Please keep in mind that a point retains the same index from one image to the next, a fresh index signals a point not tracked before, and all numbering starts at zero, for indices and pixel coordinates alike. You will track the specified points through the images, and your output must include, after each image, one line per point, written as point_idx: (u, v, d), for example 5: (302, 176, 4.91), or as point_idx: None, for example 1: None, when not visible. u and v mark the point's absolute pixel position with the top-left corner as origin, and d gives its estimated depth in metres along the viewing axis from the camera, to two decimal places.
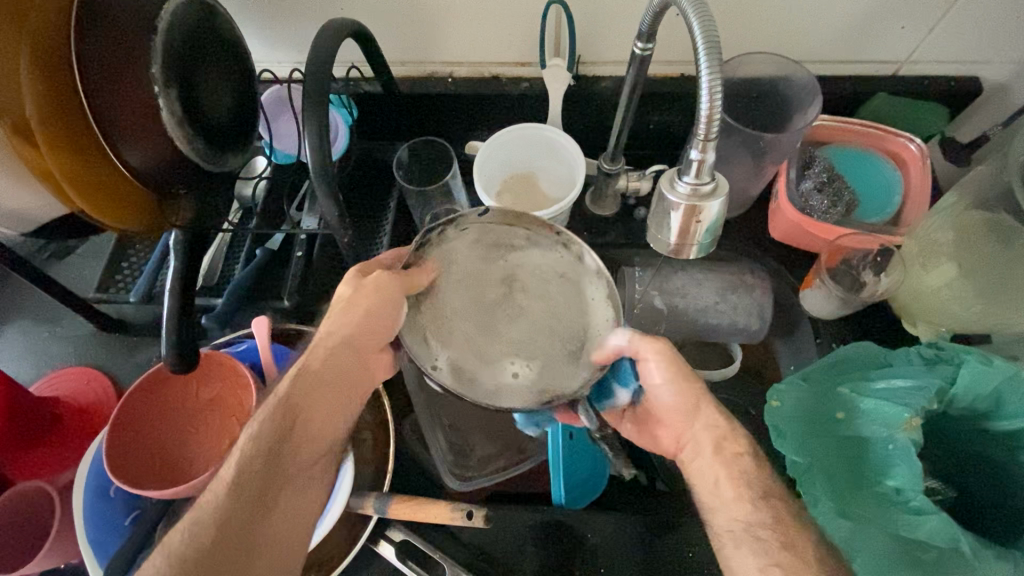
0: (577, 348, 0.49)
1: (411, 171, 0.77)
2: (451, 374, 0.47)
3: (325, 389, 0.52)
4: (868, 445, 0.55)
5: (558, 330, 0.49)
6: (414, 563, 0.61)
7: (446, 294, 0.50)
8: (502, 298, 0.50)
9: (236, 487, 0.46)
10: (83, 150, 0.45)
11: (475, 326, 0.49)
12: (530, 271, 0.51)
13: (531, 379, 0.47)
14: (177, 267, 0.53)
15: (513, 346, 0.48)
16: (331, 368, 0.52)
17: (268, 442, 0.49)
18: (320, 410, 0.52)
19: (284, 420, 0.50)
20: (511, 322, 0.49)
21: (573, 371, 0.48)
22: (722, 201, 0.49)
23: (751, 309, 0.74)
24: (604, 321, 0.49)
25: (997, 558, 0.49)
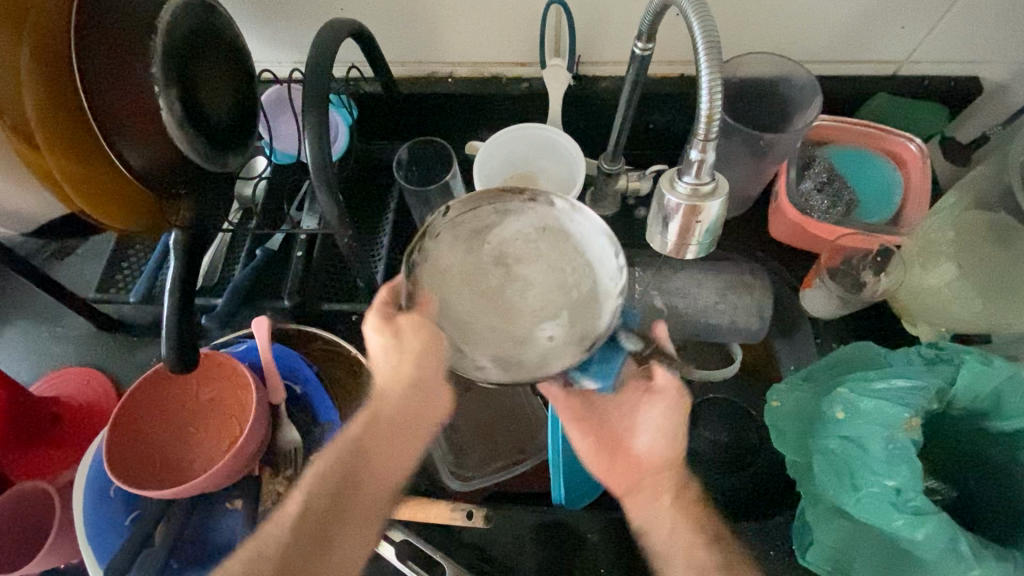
0: (599, 296, 0.50)
1: (411, 172, 0.76)
2: (497, 365, 0.48)
3: (393, 435, 0.50)
4: (867, 445, 0.54)
5: (568, 280, 0.51)
6: (414, 563, 0.60)
7: (453, 299, 0.49)
8: (502, 274, 0.51)
9: (298, 523, 0.45)
10: (82, 149, 0.46)
11: (494, 312, 0.49)
12: (514, 238, 0.52)
13: (569, 339, 0.49)
14: (177, 268, 0.53)
15: (543, 310, 0.50)
16: (401, 415, 0.50)
17: (333, 487, 0.47)
18: (385, 459, 0.50)
19: (350, 464, 0.48)
20: (523, 292, 0.50)
21: (599, 312, 0.50)
22: (722, 201, 0.48)
23: (750, 309, 0.75)
24: (608, 258, 0.51)
25: (997, 559, 0.50)
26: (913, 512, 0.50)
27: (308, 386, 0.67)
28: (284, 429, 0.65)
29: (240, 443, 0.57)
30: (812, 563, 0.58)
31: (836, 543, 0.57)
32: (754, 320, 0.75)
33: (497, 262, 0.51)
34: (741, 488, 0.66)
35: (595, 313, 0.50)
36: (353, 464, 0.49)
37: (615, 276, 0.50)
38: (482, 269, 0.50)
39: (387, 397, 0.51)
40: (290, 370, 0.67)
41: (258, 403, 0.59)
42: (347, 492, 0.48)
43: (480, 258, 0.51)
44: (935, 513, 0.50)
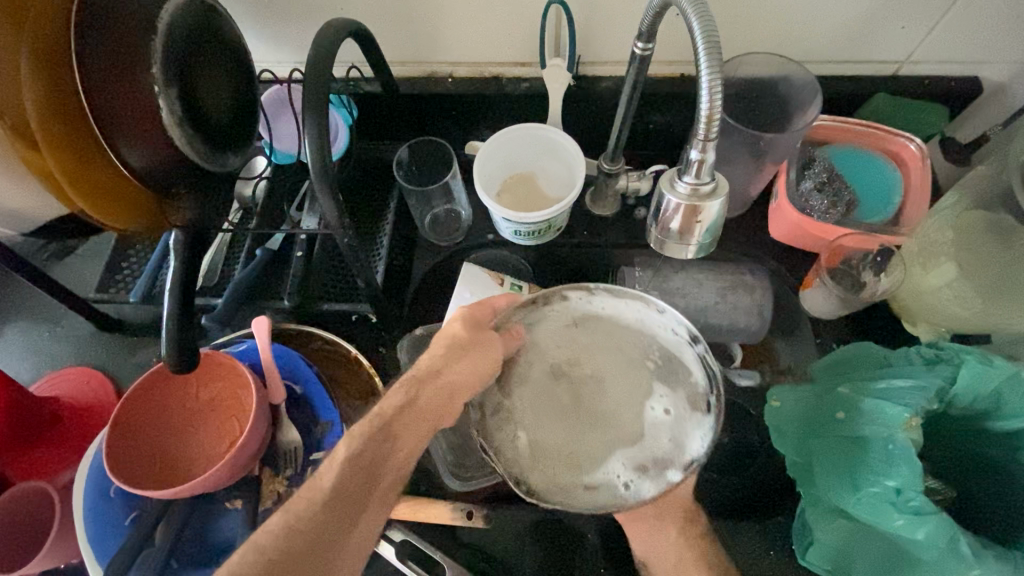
0: (675, 353, 0.57)
1: (411, 171, 0.77)
2: (636, 470, 0.53)
3: (421, 418, 0.48)
4: (868, 445, 0.55)
5: (631, 354, 0.58)
6: (414, 564, 0.60)
7: (553, 430, 0.55)
8: (570, 382, 0.57)
9: (333, 498, 0.43)
10: (82, 148, 0.46)
11: (598, 433, 0.55)
12: (555, 346, 0.58)
13: (682, 412, 0.55)
14: (177, 266, 0.53)
15: (639, 395, 0.56)
16: (434, 401, 0.49)
17: (365, 463, 0.45)
18: (410, 436, 0.48)
19: (380, 443, 0.46)
20: (601, 386, 0.57)
21: (682, 368, 0.56)
22: (722, 201, 0.50)
23: (751, 309, 0.76)
24: (664, 328, 0.57)
25: (997, 558, 0.49)
26: (913, 512, 0.50)
27: (308, 386, 0.67)
28: (284, 429, 0.65)
29: (240, 443, 0.57)
30: (812, 563, 0.59)
31: (838, 543, 0.57)
32: (754, 320, 0.76)
33: (559, 379, 0.57)
34: (744, 487, 0.67)
35: (680, 372, 0.56)
36: (383, 441, 0.46)
37: (666, 327, 0.57)
38: (553, 388, 0.57)
39: (428, 380, 0.49)
40: (290, 370, 0.68)
41: (257, 403, 0.59)
42: (374, 470, 0.46)
43: (533, 380, 0.57)
44: (935, 513, 0.50)
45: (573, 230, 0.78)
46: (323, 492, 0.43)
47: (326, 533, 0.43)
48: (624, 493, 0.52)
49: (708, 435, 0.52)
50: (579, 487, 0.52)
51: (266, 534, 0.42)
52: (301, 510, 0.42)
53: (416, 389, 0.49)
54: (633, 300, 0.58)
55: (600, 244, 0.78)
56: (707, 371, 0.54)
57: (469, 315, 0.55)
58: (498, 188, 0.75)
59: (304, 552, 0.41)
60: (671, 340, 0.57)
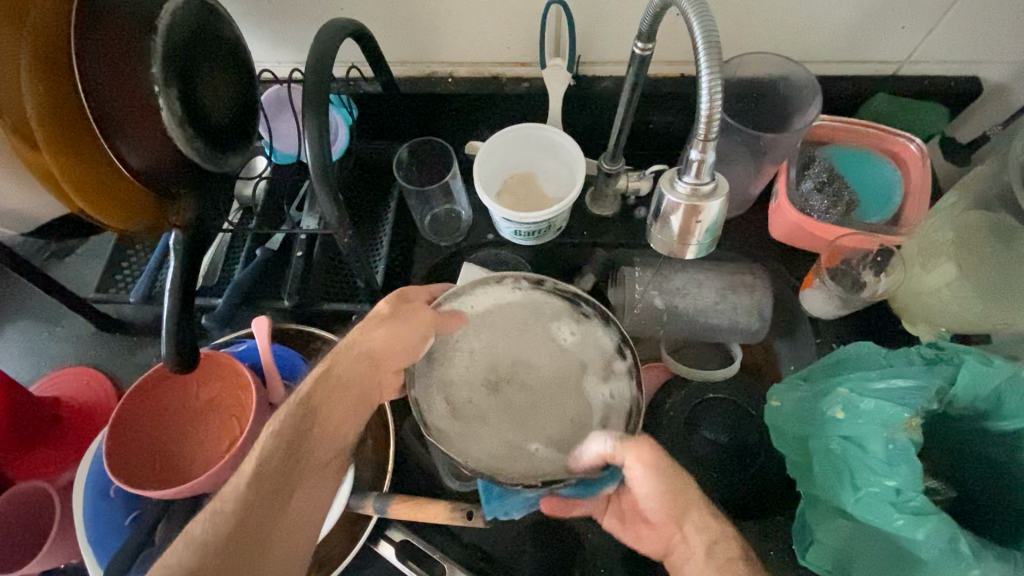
0: (536, 301, 0.59)
1: (411, 171, 0.77)
2: (604, 381, 0.55)
3: (340, 392, 0.52)
4: (867, 445, 0.54)
5: (510, 318, 0.58)
6: (414, 563, 0.60)
7: (540, 420, 0.54)
8: (503, 384, 0.56)
9: (259, 480, 0.45)
10: (82, 149, 0.45)
11: (565, 392, 0.55)
12: (465, 369, 0.56)
13: (582, 324, 0.58)
14: (177, 268, 0.53)
15: (549, 343, 0.57)
16: (354, 372, 0.53)
17: (289, 442, 0.48)
18: (334, 410, 0.52)
19: (301, 421, 0.50)
20: (524, 364, 0.56)
21: (551, 302, 0.59)
22: (722, 201, 0.50)
23: (750, 309, 0.76)
24: (507, 290, 0.59)
25: (998, 559, 0.49)
26: (912, 512, 0.51)
27: None
28: None
29: (241, 443, 0.57)
30: (812, 564, 0.58)
31: (838, 544, 0.57)
32: (753, 320, 0.76)
33: (489, 390, 0.55)
34: (744, 487, 0.66)
35: (549, 304, 0.59)
36: (305, 418, 0.50)
37: (512, 288, 0.59)
38: (506, 400, 0.55)
39: (342, 355, 0.53)
40: (289, 371, 0.67)
41: (258, 404, 0.59)
42: (298, 450, 0.49)
43: (472, 411, 0.54)
44: (935, 513, 0.50)
45: (572, 230, 0.78)
46: (248, 474, 0.45)
47: (253, 522, 0.44)
48: (616, 401, 0.54)
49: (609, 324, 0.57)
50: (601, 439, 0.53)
51: (198, 522, 0.44)
52: (228, 493, 0.44)
53: (334, 364, 0.53)
54: (477, 288, 0.59)
55: (600, 244, 0.78)
56: (565, 294, 0.59)
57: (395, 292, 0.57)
58: (498, 188, 0.74)
59: (236, 539, 0.43)
60: (525, 293, 0.59)
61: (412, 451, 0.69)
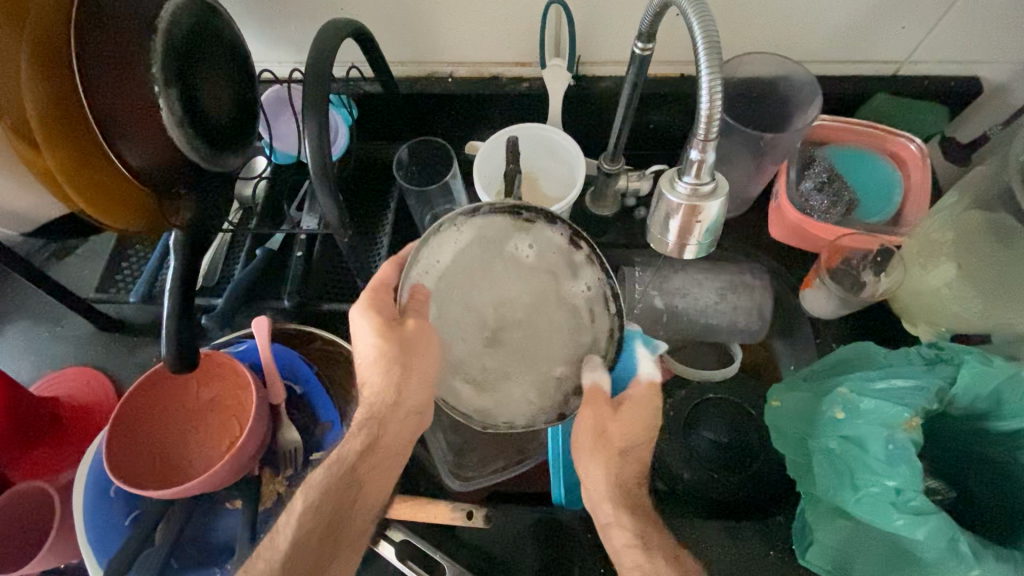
0: (482, 231, 0.53)
1: (411, 172, 0.75)
2: (576, 276, 0.55)
3: (382, 459, 0.55)
4: (868, 444, 0.54)
5: (465, 259, 0.53)
6: (414, 563, 0.59)
7: (553, 348, 0.54)
8: (501, 328, 0.54)
9: (292, 559, 0.49)
10: (82, 150, 0.46)
11: (549, 306, 0.54)
12: (463, 331, 0.54)
13: (533, 233, 0.55)
14: (177, 267, 0.53)
15: (512, 264, 0.54)
16: (398, 438, 0.55)
17: (327, 515, 0.52)
18: (374, 475, 0.55)
19: (343, 489, 0.52)
20: (502, 299, 0.54)
21: (492, 226, 0.53)
22: (722, 201, 0.48)
23: (751, 309, 0.75)
24: (451, 237, 0.52)
25: (998, 560, 0.49)
26: (913, 512, 0.50)
27: (309, 386, 0.67)
28: (285, 429, 0.65)
29: (240, 443, 0.57)
30: (811, 563, 0.58)
31: (837, 544, 0.57)
32: (753, 320, 0.75)
33: (489, 343, 0.54)
34: (745, 487, 0.66)
35: (490, 226, 0.54)
36: (346, 488, 0.52)
37: (454, 229, 0.52)
38: (518, 342, 0.54)
39: (385, 424, 0.54)
40: (290, 370, 0.67)
41: (258, 403, 0.59)
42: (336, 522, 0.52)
43: (489, 374, 0.53)
44: (935, 513, 0.50)
45: None
46: (282, 552, 0.49)
47: None
48: (594, 291, 0.55)
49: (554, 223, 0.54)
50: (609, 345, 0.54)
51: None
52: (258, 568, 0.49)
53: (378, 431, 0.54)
54: (422, 253, 0.51)
55: (600, 244, 0.78)
56: (503, 208, 0.53)
57: (382, 320, 0.51)
58: (497, 189, 0.72)
59: None
60: (470, 228, 0.53)
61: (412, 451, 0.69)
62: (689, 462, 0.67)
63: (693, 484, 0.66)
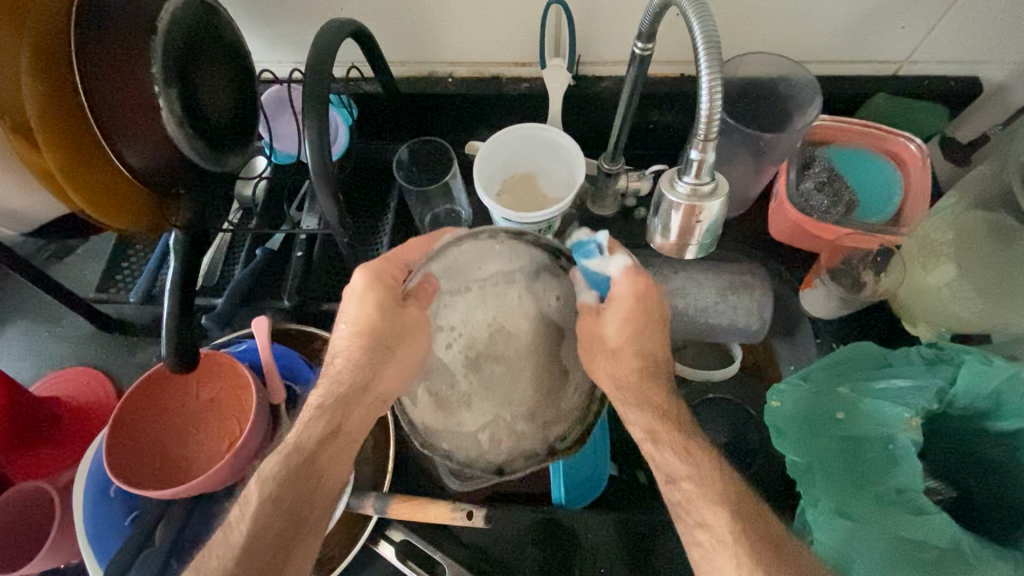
0: (518, 261, 0.51)
1: (412, 171, 0.76)
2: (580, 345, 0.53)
3: (344, 446, 0.54)
4: (868, 444, 0.56)
5: (487, 283, 0.51)
6: (414, 563, 0.60)
7: (520, 399, 0.53)
8: (483, 359, 0.53)
9: (248, 553, 0.47)
10: (84, 151, 0.45)
11: (540, 360, 0.53)
12: (446, 345, 0.54)
13: (558, 282, 0.53)
14: (177, 266, 0.53)
15: (526, 307, 0.52)
16: (360, 426, 0.55)
17: (286, 502, 0.50)
18: (334, 461, 0.53)
19: (304, 480, 0.51)
20: (500, 332, 0.53)
21: (528, 258, 0.51)
22: (722, 201, 0.48)
23: (752, 309, 0.73)
24: (492, 249, 0.50)
25: (999, 559, 0.49)
26: (914, 511, 0.51)
27: (309, 386, 0.67)
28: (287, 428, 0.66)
29: (240, 443, 0.57)
30: None
31: (838, 544, 0.53)
32: (754, 320, 0.73)
33: (466, 368, 0.53)
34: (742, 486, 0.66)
35: (525, 258, 0.51)
36: (305, 478, 0.51)
37: (493, 244, 0.50)
38: (490, 377, 0.53)
39: (349, 409, 0.54)
40: (290, 370, 0.68)
41: (258, 404, 0.59)
42: (297, 511, 0.51)
43: (454, 395, 0.53)
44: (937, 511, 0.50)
45: (572, 231, 0.78)
46: (235, 548, 0.48)
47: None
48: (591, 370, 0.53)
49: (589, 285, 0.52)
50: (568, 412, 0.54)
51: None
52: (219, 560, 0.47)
53: (341, 418, 0.53)
54: (452, 249, 0.49)
55: None
56: (549, 248, 0.51)
57: (381, 298, 0.52)
58: (498, 188, 0.74)
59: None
60: (511, 249, 0.50)
61: (412, 451, 0.69)
62: None
63: None
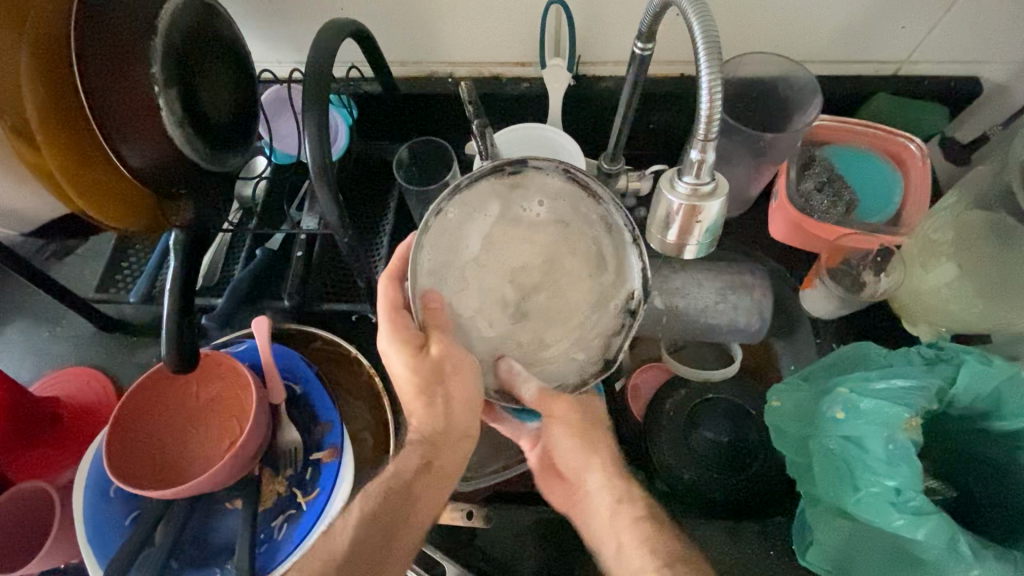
0: (474, 207, 0.51)
1: (411, 172, 0.75)
2: (576, 216, 0.53)
3: (437, 479, 0.54)
4: (868, 449, 0.54)
5: (471, 241, 0.51)
6: (414, 563, 0.60)
7: (575, 295, 0.52)
8: (524, 286, 0.51)
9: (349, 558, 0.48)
10: (81, 149, 0.46)
11: (564, 262, 0.53)
12: (491, 310, 0.51)
13: (527, 192, 0.52)
14: (177, 268, 0.53)
15: (517, 232, 0.52)
16: (451, 460, 0.55)
17: (382, 523, 0.50)
18: (429, 491, 0.53)
19: (401, 502, 0.52)
20: (517, 265, 0.52)
21: (478, 200, 0.51)
22: (722, 201, 0.47)
23: (752, 309, 0.74)
24: (444, 222, 0.50)
25: (997, 559, 0.49)
26: (913, 512, 0.50)
27: (308, 386, 0.67)
28: (285, 429, 0.65)
29: (240, 443, 0.57)
30: (812, 563, 0.58)
31: (838, 543, 0.57)
32: (754, 320, 0.74)
33: (519, 315, 0.51)
34: (743, 487, 0.65)
35: (477, 200, 0.51)
36: (404, 502, 0.52)
37: (445, 216, 0.50)
38: (546, 296, 0.52)
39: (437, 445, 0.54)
40: (290, 369, 0.68)
41: (258, 403, 0.59)
42: (393, 532, 0.51)
43: (527, 350, 0.52)
44: (935, 513, 0.50)
45: None
46: (341, 551, 0.48)
47: None
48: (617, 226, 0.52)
49: (545, 165, 0.51)
50: (617, 313, 0.53)
51: None
52: (319, 566, 0.48)
53: (433, 452, 0.54)
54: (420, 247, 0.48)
55: None
56: (484, 171, 0.50)
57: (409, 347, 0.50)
58: None
59: None
60: (459, 206, 0.50)
61: None
62: (690, 461, 0.66)
63: (693, 484, 0.65)
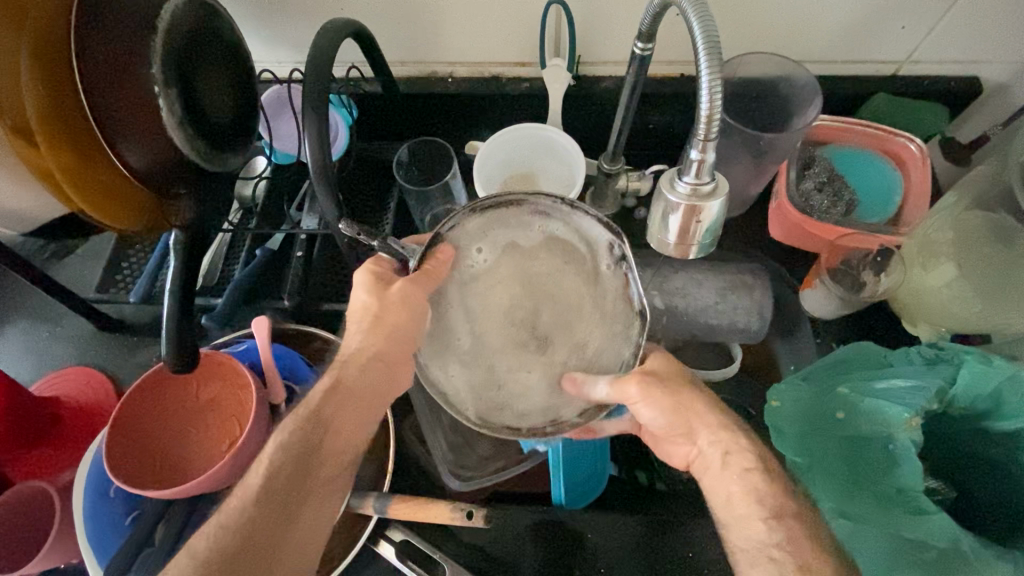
0: (439, 307, 0.49)
1: (411, 171, 0.75)
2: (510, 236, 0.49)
3: (354, 403, 0.50)
4: (869, 443, 0.56)
5: (454, 323, 0.49)
6: (414, 563, 0.60)
7: (569, 280, 0.49)
8: (531, 305, 0.49)
9: (262, 495, 0.45)
10: (83, 150, 0.45)
11: (541, 270, 0.49)
12: (518, 344, 0.48)
13: (466, 253, 0.49)
14: (177, 268, 0.53)
15: (487, 287, 0.49)
16: (365, 381, 0.51)
17: (295, 456, 0.47)
18: (347, 415, 0.50)
19: (315, 431, 0.49)
20: (508, 302, 0.49)
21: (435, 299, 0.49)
22: (723, 202, 0.47)
23: (751, 309, 0.74)
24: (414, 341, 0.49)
25: (997, 557, 0.49)
26: (914, 511, 0.51)
27: (309, 386, 0.67)
28: None
29: (240, 443, 0.57)
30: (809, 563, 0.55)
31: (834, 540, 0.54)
32: (754, 320, 0.74)
33: (541, 334, 0.49)
34: None
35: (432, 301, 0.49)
36: (315, 428, 0.48)
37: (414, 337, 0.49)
38: (558, 303, 0.49)
39: (352, 364, 0.51)
40: (291, 370, 0.68)
41: (258, 403, 0.59)
42: (308, 465, 0.48)
43: (575, 365, 0.49)
44: (936, 512, 0.50)
45: None
46: (252, 490, 0.45)
47: (258, 526, 0.44)
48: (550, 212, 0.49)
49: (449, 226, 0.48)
50: (613, 270, 0.49)
51: (202, 536, 0.44)
52: (232, 506, 0.45)
53: (343, 371, 0.51)
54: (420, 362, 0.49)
55: None
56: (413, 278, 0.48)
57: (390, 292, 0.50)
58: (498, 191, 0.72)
59: (237, 550, 0.43)
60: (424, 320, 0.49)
61: (412, 451, 0.69)
62: None
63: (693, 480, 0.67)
